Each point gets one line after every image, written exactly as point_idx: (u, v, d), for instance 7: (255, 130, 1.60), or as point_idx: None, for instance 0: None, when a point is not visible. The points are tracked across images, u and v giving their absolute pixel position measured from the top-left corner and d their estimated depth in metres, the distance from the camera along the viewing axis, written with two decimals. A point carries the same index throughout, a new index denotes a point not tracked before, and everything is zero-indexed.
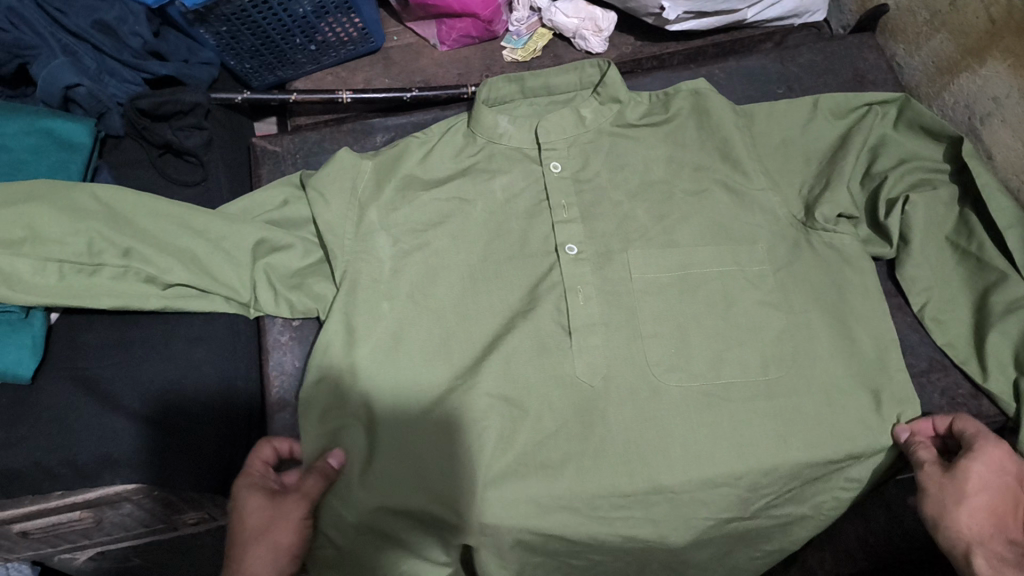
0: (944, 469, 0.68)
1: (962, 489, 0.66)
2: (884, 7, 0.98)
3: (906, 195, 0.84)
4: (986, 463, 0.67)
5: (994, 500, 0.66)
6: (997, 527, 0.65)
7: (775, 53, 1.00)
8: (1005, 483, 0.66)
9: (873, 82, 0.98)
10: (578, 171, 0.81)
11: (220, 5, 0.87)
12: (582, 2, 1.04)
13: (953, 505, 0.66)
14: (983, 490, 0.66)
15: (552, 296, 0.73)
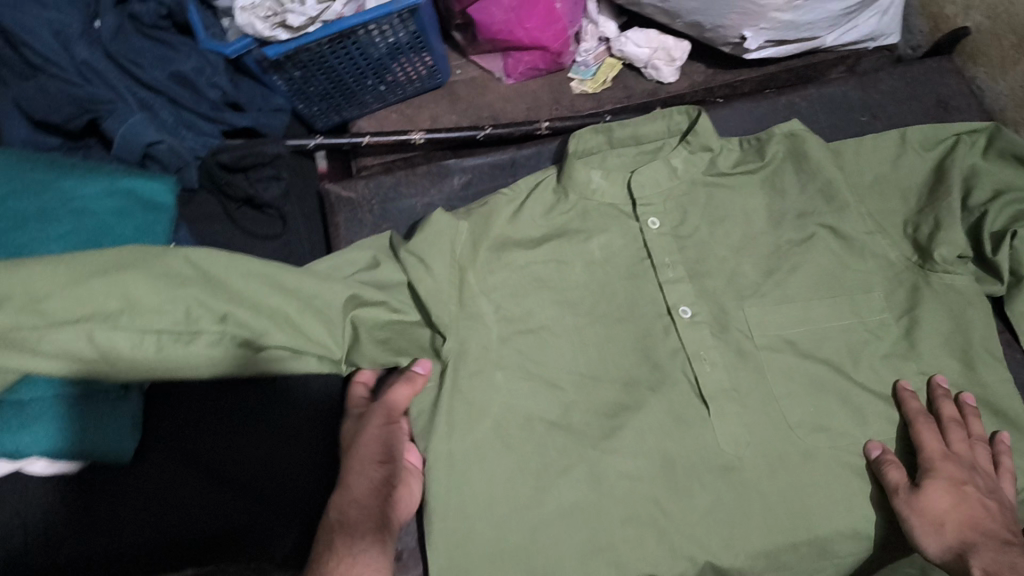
0: (911, 489, 0.71)
1: (930, 509, 0.69)
2: (965, 31, 0.97)
3: (1014, 230, 0.83)
4: (944, 484, 0.71)
5: (965, 515, 0.68)
6: (983, 532, 0.67)
7: (854, 80, 0.98)
8: (969, 496, 0.70)
9: (957, 108, 0.96)
10: (677, 226, 0.85)
11: (299, 52, 0.85)
12: (653, 32, 1.01)
13: (934, 521, 0.69)
14: (953, 506, 0.69)
15: (677, 363, 0.79)
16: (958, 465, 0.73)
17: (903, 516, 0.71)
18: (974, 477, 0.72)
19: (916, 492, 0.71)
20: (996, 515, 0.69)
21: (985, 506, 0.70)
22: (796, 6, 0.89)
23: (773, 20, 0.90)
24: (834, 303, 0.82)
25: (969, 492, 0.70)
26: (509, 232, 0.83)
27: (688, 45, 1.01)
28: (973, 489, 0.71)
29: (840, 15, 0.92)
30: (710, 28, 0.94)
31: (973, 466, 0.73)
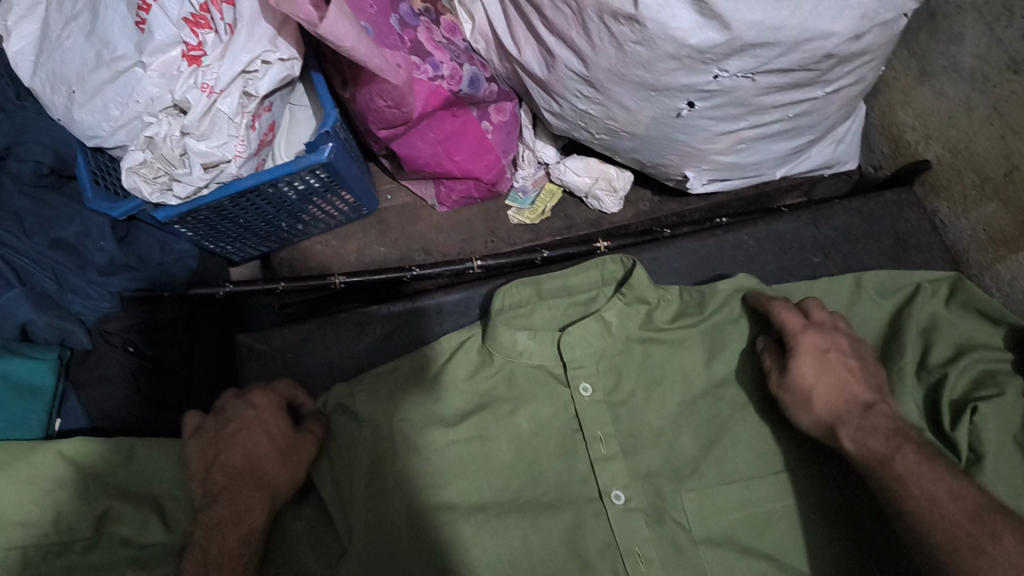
0: (784, 373, 0.73)
1: (800, 382, 0.71)
2: (926, 164, 0.90)
3: (974, 404, 0.75)
4: (811, 358, 0.71)
5: (829, 386, 0.71)
6: (849, 402, 0.70)
7: (808, 214, 0.91)
8: (832, 362, 0.72)
9: (916, 247, 0.89)
10: (610, 392, 0.76)
11: (194, 211, 0.78)
12: (593, 160, 0.94)
13: (804, 395, 0.71)
14: (823, 381, 0.71)
15: (607, 561, 0.70)
16: (826, 343, 0.73)
17: (780, 399, 0.72)
18: (837, 342, 0.73)
19: (785, 374, 0.72)
20: (864, 383, 0.72)
21: (846, 368, 0.72)
22: (739, 150, 0.83)
23: (715, 163, 0.85)
24: (785, 486, 0.73)
25: (830, 361, 0.72)
26: (423, 407, 0.75)
27: (627, 173, 0.95)
28: (837, 356, 0.72)
29: (789, 154, 0.86)
30: (648, 165, 0.88)
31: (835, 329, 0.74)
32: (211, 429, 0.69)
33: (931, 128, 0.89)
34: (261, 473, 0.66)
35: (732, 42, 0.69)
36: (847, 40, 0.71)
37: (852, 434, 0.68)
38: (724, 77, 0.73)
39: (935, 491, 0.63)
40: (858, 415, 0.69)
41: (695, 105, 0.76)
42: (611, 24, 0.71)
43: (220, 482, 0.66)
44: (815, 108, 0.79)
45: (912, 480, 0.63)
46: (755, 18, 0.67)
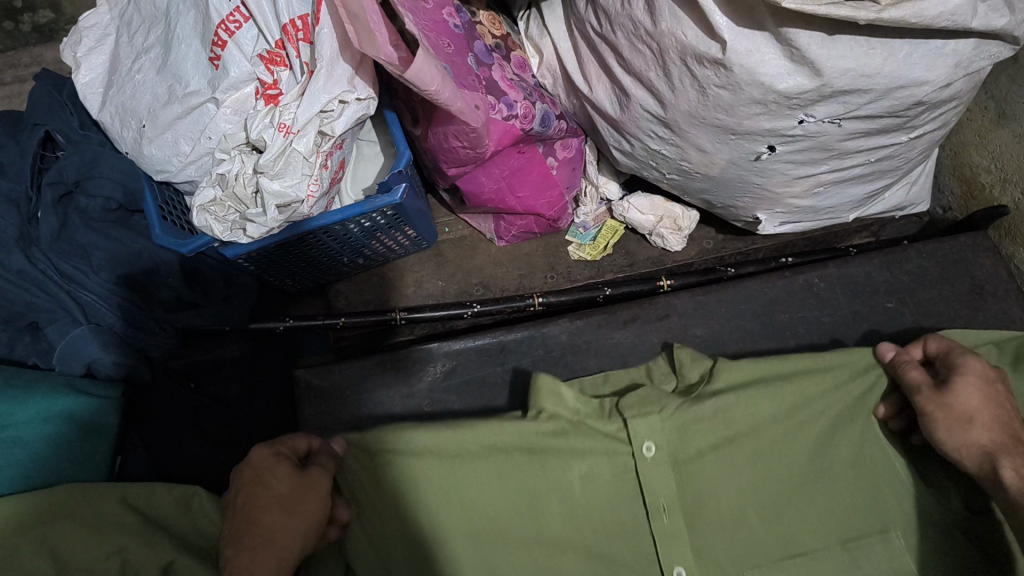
0: (940, 391, 0.67)
1: (960, 404, 0.65)
2: (1003, 209, 0.87)
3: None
4: (975, 390, 0.66)
5: (992, 413, 0.65)
6: (1005, 437, 0.64)
7: (881, 257, 0.89)
8: (995, 392, 0.66)
9: (993, 294, 0.87)
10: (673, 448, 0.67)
11: (262, 247, 0.77)
12: (658, 198, 0.93)
13: (955, 412, 0.65)
14: (979, 405, 0.65)
15: None
16: (992, 388, 0.66)
17: (926, 412, 0.66)
18: (1002, 378, 0.68)
19: (942, 391, 0.67)
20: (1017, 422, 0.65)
21: (1007, 403, 0.66)
22: (815, 193, 0.81)
23: (790, 205, 0.83)
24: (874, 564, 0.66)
25: (991, 396, 0.66)
26: None
27: (694, 213, 0.94)
28: (1003, 389, 0.67)
29: (865, 196, 0.84)
30: (720, 204, 0.86)
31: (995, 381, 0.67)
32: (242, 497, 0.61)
33: (1009, 171, 0.87)
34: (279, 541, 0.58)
35: (821, 89, 0.67)
36: (939, 87, 0.68)
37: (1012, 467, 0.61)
38: (810, 122, 0.71)
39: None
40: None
41: (776, 148, 0.75)
42: (695, 67, 0.69)
43: (248, 541, 0.58)
44: (897, 153, 0.77)
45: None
46: (847, 66, 0.65)
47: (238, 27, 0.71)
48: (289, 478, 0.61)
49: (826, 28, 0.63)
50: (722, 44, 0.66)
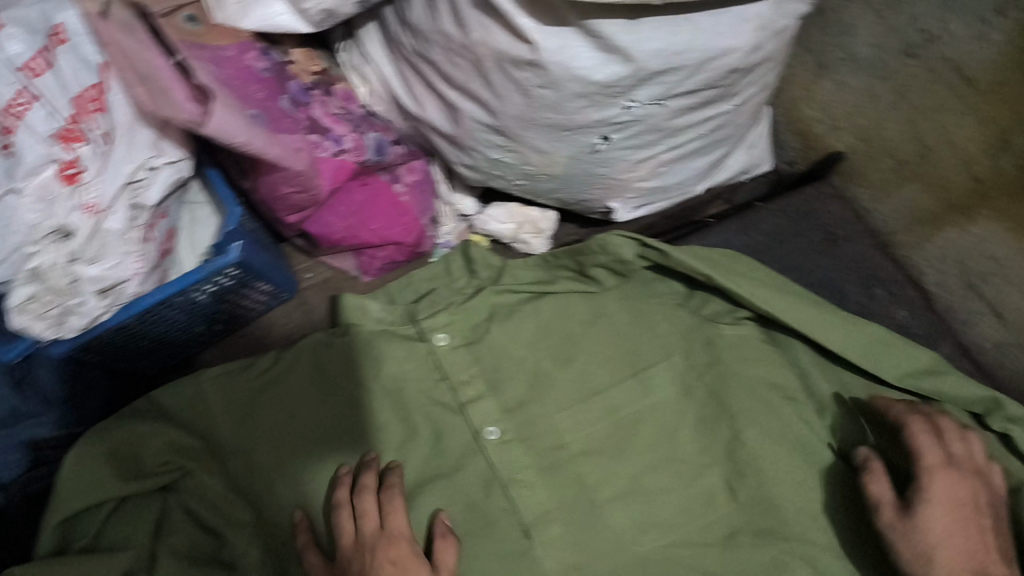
0: (906, 515, 0.67)
1: (929, 537, 0.65)
2: (841, 154, 0.90)
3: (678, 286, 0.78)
4: (943, 508, 0.66)
5: (959, 546, 0.65)
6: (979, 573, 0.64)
7: (735, 225, 0.91)
8: (965, 518, 0.66)
9: (845, 239, 0.90)
10: (527, 437, 0.78)
11: (99, 337, 0.71)
12: (515, 205, 0.92)
13: (929, 554, 0.64)
14: (954, 558, 0.64)
15: None
16: (960, 481, 0.67)
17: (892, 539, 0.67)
18: (975, 483, 0.67)
19: (908, 515, 0.66)
20: (993, 550, 0.65)
21: (983, 528, 0.66)
22: (660, 174, 0.82)
23: (638, 189, 0.83)
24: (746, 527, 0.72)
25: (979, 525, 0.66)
26: None
27: (552, 214, 0.93)
28: (965, 503, 0.67)
29: (708, 167, 0.85)
30: (574, 201, 0.86)
31: (976, 470, 0.68)
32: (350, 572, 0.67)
33: (838, 120, 0.90)
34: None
35: (637, 72, 0.67)
36: (747, 52, 0.70)
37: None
38: (636, 106, 0.71)
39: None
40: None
41: (610, 138, 0.74)
42: (513, 70, 0.68)
43: None
44: (725, 122, 0.79)
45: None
46: (656, 45, 0.65)
47: (28, 109, 0.61)
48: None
49: (627, 13, 0.63)
50: (533, 44, 0.65)
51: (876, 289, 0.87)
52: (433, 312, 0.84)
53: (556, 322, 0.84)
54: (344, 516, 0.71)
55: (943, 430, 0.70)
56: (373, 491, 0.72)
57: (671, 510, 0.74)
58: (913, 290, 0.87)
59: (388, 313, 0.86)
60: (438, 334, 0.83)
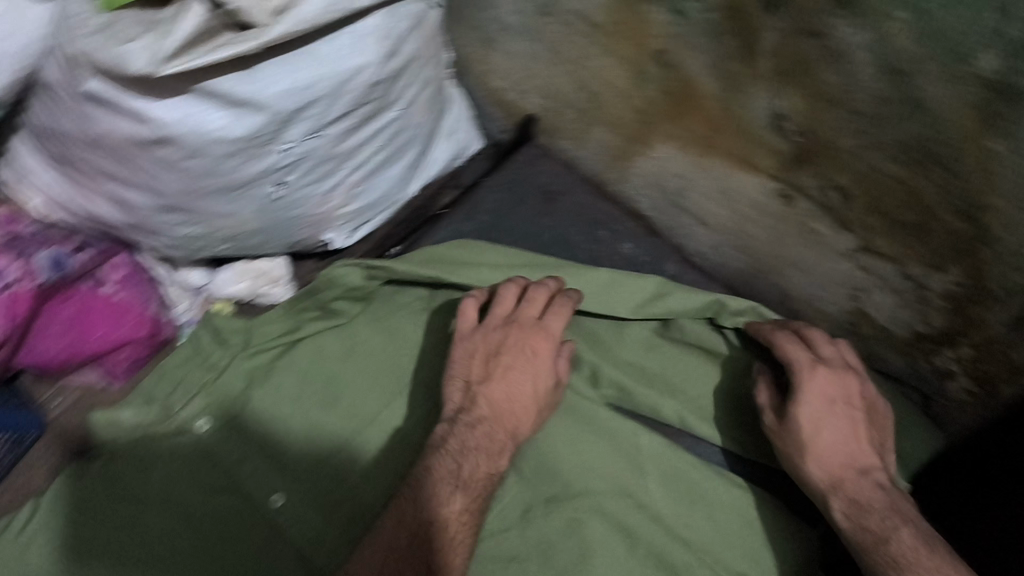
0: (780, 422, 0.70)
1: (818, 437, 0.68)
2: (531, 117, 0.95)
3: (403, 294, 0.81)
4: (820, 406, 0.68)
5: (835, 439, 0.68)
6: (852, 467, 0.67)
7: (460, 212, 0.93)
8: (841, 415, 0.68)
9: (561, 192, 0.93)
10: (311, 491, 0.77)
11: None
12: (240, 262, 0.88)
13: (810, 447, 0.68)
14: (836, 444, 0.68)
15: None
16: (833, 380, 0.69)
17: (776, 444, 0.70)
18: (844, 387, 0.69)
19: (785, 423, 0.69)
20: (868, 444, 0.68)
21: (856, 426, 0.68)
22: (358, 194, 0.81)
23: (343, 216, 0.82)
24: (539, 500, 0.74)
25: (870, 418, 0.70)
26: None
27: (282, 259, 0.90)
28: (846, 403, 0.69)
29: (407, 171, 0.86)
30: (289, 246, 0.84)
31: (849, 371, 0.70)
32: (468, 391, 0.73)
33: (521, 85, 0.93)
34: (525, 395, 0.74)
35: (276, 117, 0.65)
36: (382, 63, 0.70)
37: (846, 510, 0.65)
38: (294, 146, 0.69)
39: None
40: (857, 485, 0.66)
41: (286, 181, 0.72)
42: (151, 151, 0.65)
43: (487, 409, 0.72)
44: (399, 126, 0.79)
45: (916, 566, 0.59)
46: (281, 87, 0.64)
47: None
48: (550, 373, 0.75)
49: (235, 67, 0.61)
50: (158, 121, 0.62)
51: (601, 229, 0.91)
52: (186, 399, 0.80)
53: (315, 368, 0.83)
54: (504, 290, 0.77)
55: (796, 353, 0.71)
56: (518, 285, 0.78)
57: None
58: (631, 220, 0.92)
59: (140, 417, 0.79)
60: (199, 420, 0.79)
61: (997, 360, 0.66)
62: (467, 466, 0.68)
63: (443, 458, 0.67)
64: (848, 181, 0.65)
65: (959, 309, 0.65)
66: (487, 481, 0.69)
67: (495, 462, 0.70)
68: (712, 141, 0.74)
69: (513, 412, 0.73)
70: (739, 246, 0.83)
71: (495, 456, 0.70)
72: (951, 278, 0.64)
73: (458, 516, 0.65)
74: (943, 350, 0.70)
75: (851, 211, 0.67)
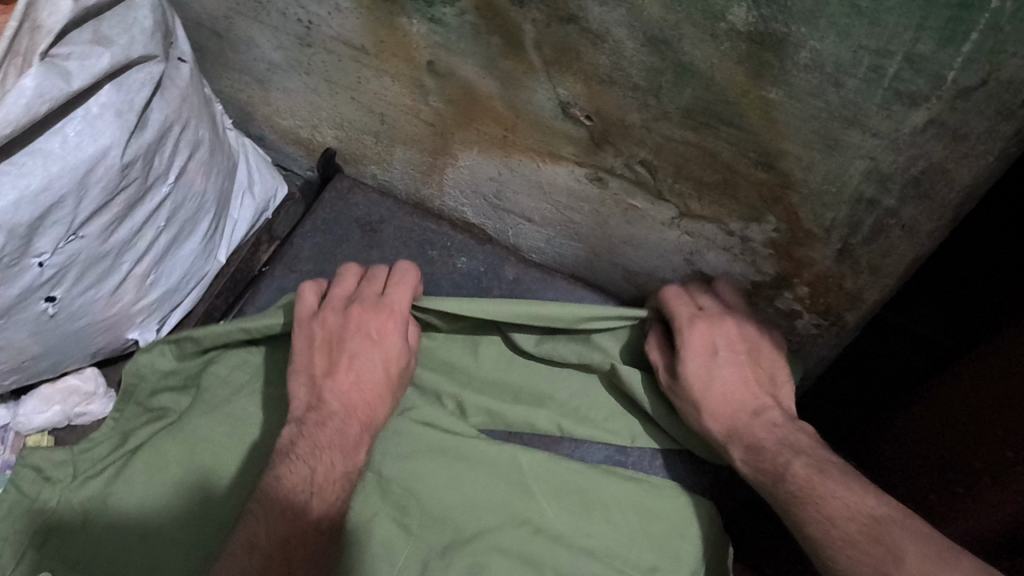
0: (673, 381, 0.68)
1: (708, 389, 0.66)
2: (329, 150, 0.88)
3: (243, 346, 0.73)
4: (703, 355, 0.66)
5: (726, 388, 0.66)
6: (745, 411, 0.65)
7: (280, 266, 0.86)
8: (727, 360, 0.66)
9: (382, 221, 0.88)
10: None
11: None
12: (46, 387, 0.79)
13: (701, 401, 0.66)
14: (726, 393, 0.66)
15: None
16: (711, 327, 0.67)
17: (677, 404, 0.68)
18: (724, 332, 0.67)
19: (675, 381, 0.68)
20: (757, 386, 0.66)
21: (741, 368, 0.66)
22: (154, 282, 0.73)
23: (145, 308, 0.74)
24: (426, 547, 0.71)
25: (754, 356, 0.68)
26: None
27: (90, 370, 0.81)
28: (728, 347, 0.66)
29: (206, 242, 0.78)
30: (93, 357, 0.74)
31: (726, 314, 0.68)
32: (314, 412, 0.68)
33: (311, 119, 0.87)
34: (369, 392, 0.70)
35: (15, 232, 0.57)
36: (130, 140, 0.63)
37: (746, 457, 0.63)
38: (51, 256, 0.61)
39: (856, 493, 0.55)
40: (753, 428, 0.63)
41: (56, 295, 0.64)
42: None
43: (335, 409, 0.68)
44: (178, 200, 0.71)
45: (816, 494, 0.56)
46: (10, 198, 0.55)
47: None
48: (389, 357, 0.71)
49: None
50: None
51: (431, 248, 0.86)
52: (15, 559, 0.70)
53: (155, 482, 0.72)
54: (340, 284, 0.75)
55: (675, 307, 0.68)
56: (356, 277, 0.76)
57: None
58: (461, 231, 0.87)
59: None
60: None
61: (834, 291, 0.66)
62: (326, 453, 0.65)
63: (294, 464, 0.64)
64: (647, 154, 0.62)
65: (785, 254, 0.64)
66: (345, 480, 0.66)
67: (350, 457, 0.67)
68: (509, 140, 0.71)
69: (360, 400, 0.69)
70: (570, 234, 0.80)
71: (351, 451, 0.67)
72: (769, 226, 0.62)
73: (319, 516, 0.63)
74: (783, 293, 0.70)
75: (660, 182, 0.65)
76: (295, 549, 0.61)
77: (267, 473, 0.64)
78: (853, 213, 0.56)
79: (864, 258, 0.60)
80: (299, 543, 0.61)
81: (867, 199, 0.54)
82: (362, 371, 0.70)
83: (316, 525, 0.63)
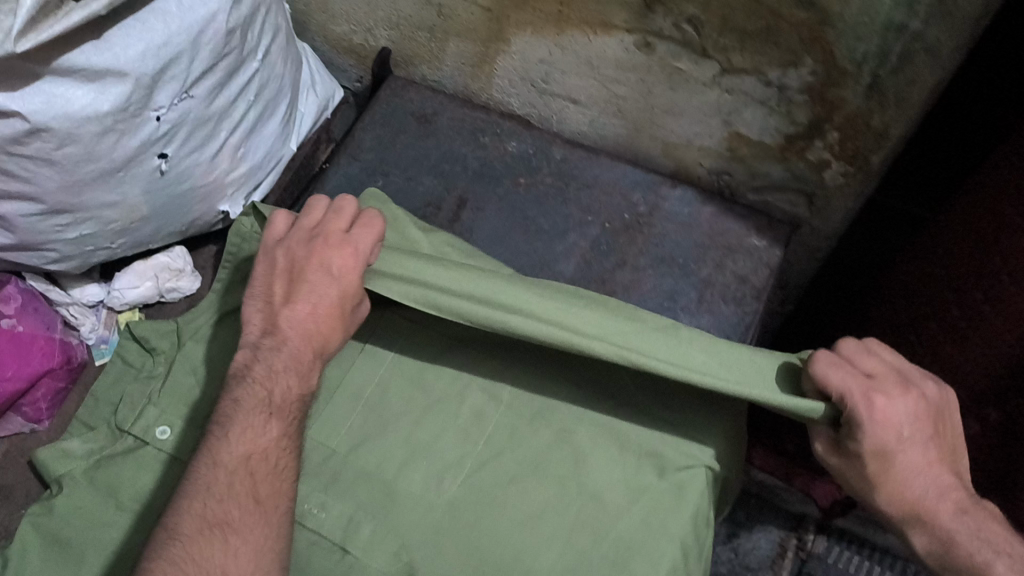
0: (840, 450, 0.58)
1: (909, 489, 0.57)
2: (385, 49, 0.95)
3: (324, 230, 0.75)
4: (879, 464, 0.57)
5: (923, 494, 0.57)
6: (937, 511, 0.57)
7: (345, 156, 0.93)
8: (922, 421, 0.57)
9: (436, 114, 0.95)
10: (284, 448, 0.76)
11: None
12: (138, 265, 0.86)
13: (880, 484, 0.57)
14: (913, 478, 0.57)
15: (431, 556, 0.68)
16: (893, 401, 0.56)
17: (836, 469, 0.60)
18: (908, 401, 0.56)
19: (847, 455, 0.58)
20: (948, 452, 0.58)
21: (925, 446, 0.57)
22: (243, 155, 0.80)
23: (235, 180, 0.81)
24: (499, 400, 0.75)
25: (942, 424, 0.59)
26: None
27: (178, 250, 0.87)
28: (922, 411, 0.57)
29: (283, 126, 0.85)
30: (185, 229, 0.81)
31: (905, 374, 0.58)
32: (270, 343, 0.63)
33: (366, 21, 0.94)
34: (322, 328, 0.63)
35: (141, 82, 0.64)
36: (232, 9, 0.69)
37: (931, 546, 0.58)
38: (166, 112, 0.67)
39: (1009, 538, 0.56)
40: (935, 482, 0.57)
41: (167, 153, 0.70)
42: (20, 150, 0.62)
43: (291, 337, 0.62)
44: (264, 78, 0.78)
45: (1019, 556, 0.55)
46: (138, 49, 0.62)
47: None
48: (351, 297, 0.64)
49: (90, 35, 0.60)
50: (19, 114, 0.59)
51: (482, 135, 0.94)
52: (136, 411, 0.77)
53: None
54: (308, 214, 0.67)
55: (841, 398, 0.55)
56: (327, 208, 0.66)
57: (451, 448, 0.73)
58: (509, 120, 0.95)
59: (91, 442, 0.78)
60: (158, 428, 0.76)
61: (862, 133, 0.74)
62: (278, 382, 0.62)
63: (252, 386, 0.61)
64: (696, 10, 0.70)
65: (819, 97, 0.73)
66: (300, 404, 0.62)
67: (306, 380, 0.63)
68: (564, 14, 0.78)
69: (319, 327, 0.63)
70: (614, 112, 0.88)
71: (309, 373, 0.63)
72: (806, 69, 0.70)
73: (277, 442, 0.60)
74: (814, 143, 0.78)
75: (706, 38, 0.73)
76: (259, 463, 0.59)
77: (224, 396, 0.61)
78: (884, 42, 0.64)
79: (891, 90, 0.68)
80: (263, 461, 0.59)
81: (897, 25, 0.63)
82: (320, 309, 0.63)
83: (275, 453, 0.60)
